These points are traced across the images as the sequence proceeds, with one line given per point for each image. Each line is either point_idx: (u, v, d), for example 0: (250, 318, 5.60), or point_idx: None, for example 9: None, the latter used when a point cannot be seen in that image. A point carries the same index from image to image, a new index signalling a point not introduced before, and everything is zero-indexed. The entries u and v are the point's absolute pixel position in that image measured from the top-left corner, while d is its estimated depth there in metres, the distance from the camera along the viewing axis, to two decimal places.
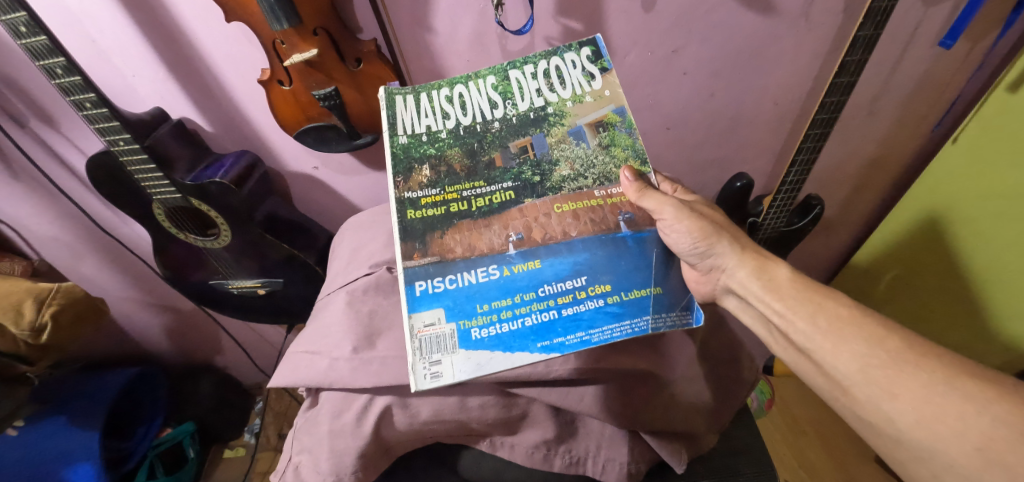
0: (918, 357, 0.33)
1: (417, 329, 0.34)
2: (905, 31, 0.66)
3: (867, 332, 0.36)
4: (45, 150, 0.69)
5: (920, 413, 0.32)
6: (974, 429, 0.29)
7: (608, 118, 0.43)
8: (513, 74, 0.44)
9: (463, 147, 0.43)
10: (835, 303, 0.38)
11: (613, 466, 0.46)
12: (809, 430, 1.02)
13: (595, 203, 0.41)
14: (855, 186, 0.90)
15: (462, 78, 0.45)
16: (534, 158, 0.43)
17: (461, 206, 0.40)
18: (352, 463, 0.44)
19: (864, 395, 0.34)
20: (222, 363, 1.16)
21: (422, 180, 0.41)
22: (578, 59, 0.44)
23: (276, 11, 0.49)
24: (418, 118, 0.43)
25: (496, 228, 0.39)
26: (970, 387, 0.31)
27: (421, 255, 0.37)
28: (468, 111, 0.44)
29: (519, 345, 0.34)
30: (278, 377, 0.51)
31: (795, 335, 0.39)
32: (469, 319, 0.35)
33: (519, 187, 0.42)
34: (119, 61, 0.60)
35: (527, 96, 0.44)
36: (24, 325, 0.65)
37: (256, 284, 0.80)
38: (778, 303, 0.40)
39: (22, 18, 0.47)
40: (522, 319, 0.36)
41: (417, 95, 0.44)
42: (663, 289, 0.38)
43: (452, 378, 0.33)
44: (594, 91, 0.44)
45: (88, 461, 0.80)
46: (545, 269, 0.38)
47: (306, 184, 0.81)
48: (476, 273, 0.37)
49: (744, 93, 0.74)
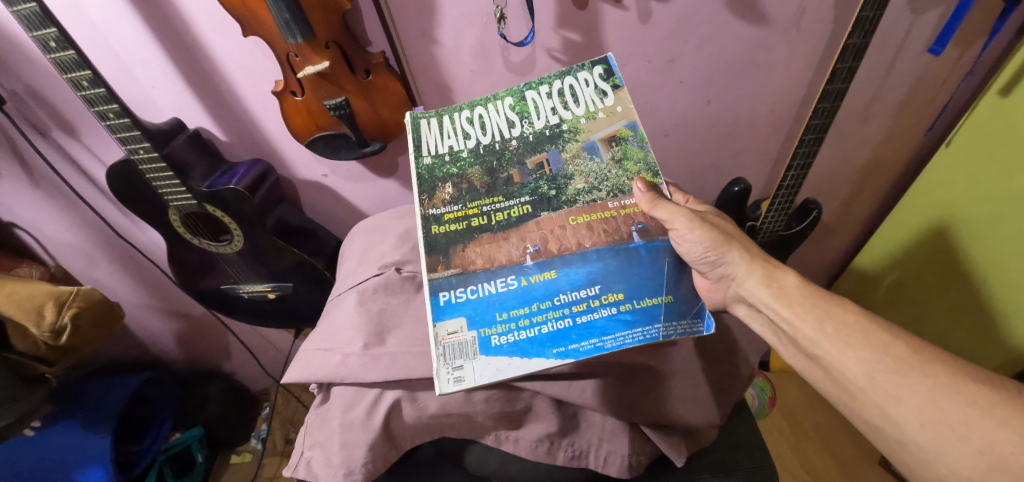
0: (921, 363, 0.35)
1: (441, 337, 0.36)
2: (895, 39, 0.68)
3: (874, 338, 0.37)
4: (66, 159, 0.72)
5: (926, 418, 0.33)
6: (979, 433, 0.31)
7: (620, 133, 0.45)
8: (530, 95, 0.48)
9: (483, 166, 0.46)
10: (841, 309, 0.39)
11: (614, 458, 0.47)
12: (813, 434, 1.02)
13: (609, 214, 0.43)
14: (851, 191, 0.92)
15: (481, 100, 0.48)
16: (550, 174, 0.45)
17: (481, 220, 0.43)
18: (362, 456, 0.45)
19: (870, 399, 0.36)
20: (231, 369, 1.17)
21: (445, 197, 0.44)
22: (590, 77, 0.47)
23: (290, 26, 0.52)
24: (441, 139, 0.47)
25: (514, 240, 0.42)
26: (972, 391, 0.32)
27: (445, 268, 0.40)
28: (487, 131, 0.48)
29: (536, 351, 0.36)
30: (291, 373, 0.53)
31: (803, 340, 0.40)
32: (489, 327, 0.37)
33: (536, 201, 0.44)
34: (140, 74, 0.63)
35: (543, 115, 0.47)
36: (46, 327, 0.68)
37: (267, 288, 0.83)
38: (786, 309, 0.41)
39: (52, 34, 0.50)
40: (539, 327, 0.37)
41: (440, 118, 0.48)
42: (674, 296, 0.39)
43: (474, 382, 0.34)
44: (606, 107, 0.46)
45: (100, 465, 0.82)
46: (560, 278, 0.40)
47: (317, 191, 0.84)
48: (496, 283, 0.39)
49: (740, 101, 0.77)
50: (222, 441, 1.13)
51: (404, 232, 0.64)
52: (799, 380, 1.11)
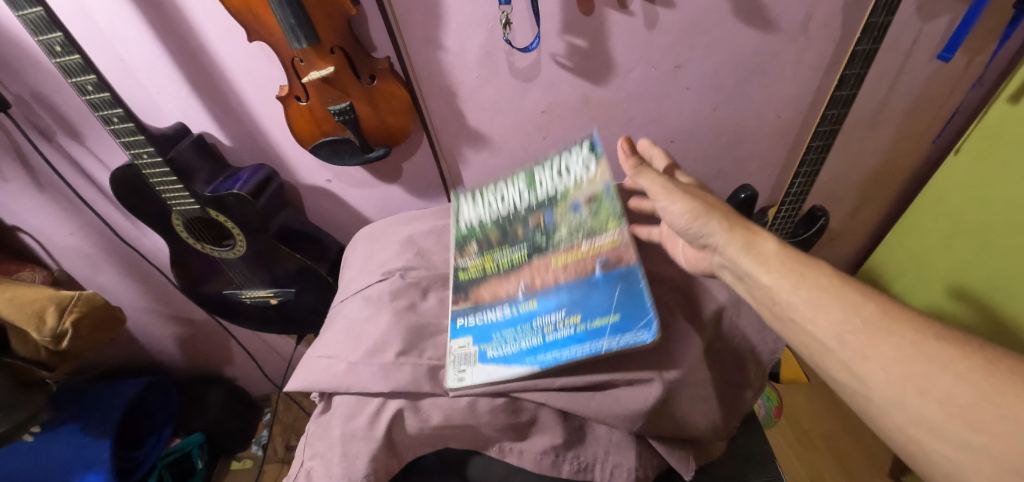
0: (890, 321, 0.31)
1: (454, 348, 0.49)
2: (905, 45, 0.67)
3: (845, 297, 0.33)
4: (70, 163, 0.72)
5: (889, 375, 0.30)
6: (939, 388, 0.28)
7: (598, 194, 0.54)
8: (538, 172, 0.59)
9: (498, 227, 0.58)
10: (816, 271, 0.35)
11: (621, 472, 0.46)
12: (823, 448, 1.00)
13: (583, 253, 0.51)
14: (859, 199, 0.91)
15: (503, 182, 0.62)
16: (545, 227, 0.54)
17: (495, 269, 0.55)
18: (363, 467, 0.44)
19: (836, 357, 0.32)
20: (232, 375, 1.17)
21: (471, 251, 0.58)
22: (580, 154, 0.57)
23: (296, 31, 0.52)
24: (473, 209, 0.63)
25: (512, 280, 0.53)
26: (938, 348, 0.29)
27: (463, 300, 0.54)
28: (505, 202, 0.60)
29: (516, 360, 0.46)
30: (293, 381, 0.53)
31: (778, 305, 0.36)
32: (486, 343, 0.49)
33: (532, 250, 0.54)
34: (145, 78, 0.63)
35: (544, 185, 0.58)
36: (46, 332, 0.67)
37: (268, 294, 0.82)
38: (765, 276, 0.36)
39: (58, 38, 0.50)
40: (519, 344, 0.47)
41: (476, 194, 0.64)
42: (620, 315, 0.46)
43: (471, 381, 0.46)
44: (591, 177, 0.55)
45: (99, 469, 0.81)
46: (538, 306, 0.49)
47: (320, 196, 0.83)
48: (496, 311, 0.51)
49: (747, 107, 0.76)
50: (223, 448, 1.12)
51: (405, 237, 0.65)
52: (807, 390, 1.09)
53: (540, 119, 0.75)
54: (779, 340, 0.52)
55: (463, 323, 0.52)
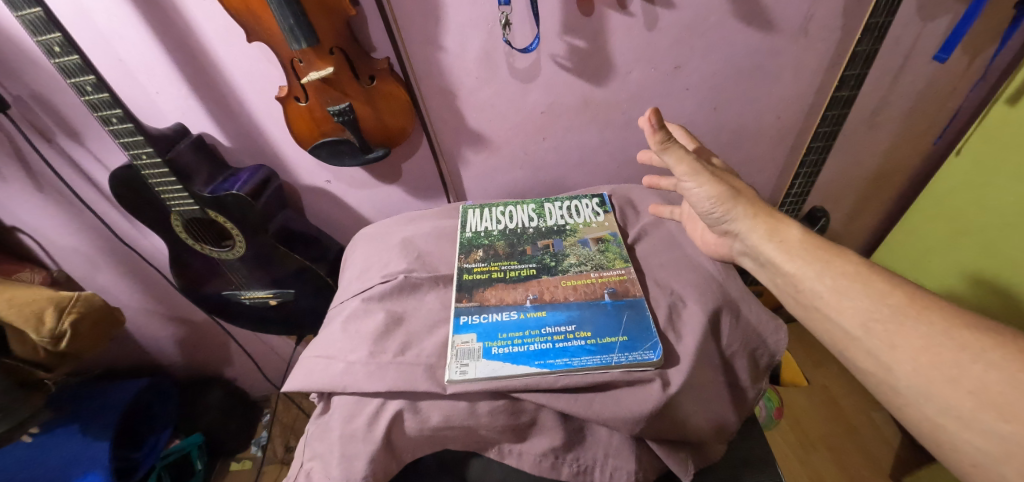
0: (918, 311, 0.36)
1: (457, 344, 0.50)
2: (906, 46, 0.67)
3: (872, 287, 0.39)
4: (69, 164, 0.71)
5: (918, 362, 0.35)
6: (971, 376, 0.32)
7: (606, 237, 0.64)
8: (547, 205, 0.71)
9: (506, 241, 0.65)
10: (842, 260, 0.41)
11: (620, 475, 0.46)
12: (820, 446, 1.00)
13: (590, 281, 0.57)
14: (858, 200, 0.91)
15: (513, 203, 0.72)
16: (553, 252, 0.62)
17: (500, 274, 0.59)
18: (362, 469, 0.44)
19: (866, 347, 0.38)
20: (231, 375, 1.17)
21: (476, 256, 0.62)
22: (590, 203, 0.70)
23: (295, 32, 0.51)
24: (481, 222, 0.68)
25: (520, 289, 0.56)
26: (966, 337, 0.34)
27: (468, 300, 0.55)
28: (514, 221, 0.68)
29: (523, 360, 0.48)
30: (291, 382, 0.52)
31: (803, 292, 0.43)
32: (491, 341, 0.50)
33: (540, 268, 0.59)
34: (144, 79, 0.63)
35: (554, 217, 0.68)
36: (45, 332, 0.67)
37: (268, 295, 0.82)
38: (789, 264, 0.43)
39: (57, 38, 0.50)
40: (528, 345, 0.50)
41: (483, 209, 0.70)
42: (628, 336, 0.50)
43: (474, 374, 0.47)
44: (599, 222, 0.67)
45: (99, 468, 0.80)
46: (548, 316, 0.53)
47: (319, 197, 0.83)
48: (503, 313, 0.54)
49: (747, 108, 0.76)
50: (221, 448, 1.13)
51: (406, 238, 0.65)
52: (806, 391, 1.09)
53: (539, 119, 0.75)
54: (781, 346, 0.52)
55: (466, 320, 0.53)
